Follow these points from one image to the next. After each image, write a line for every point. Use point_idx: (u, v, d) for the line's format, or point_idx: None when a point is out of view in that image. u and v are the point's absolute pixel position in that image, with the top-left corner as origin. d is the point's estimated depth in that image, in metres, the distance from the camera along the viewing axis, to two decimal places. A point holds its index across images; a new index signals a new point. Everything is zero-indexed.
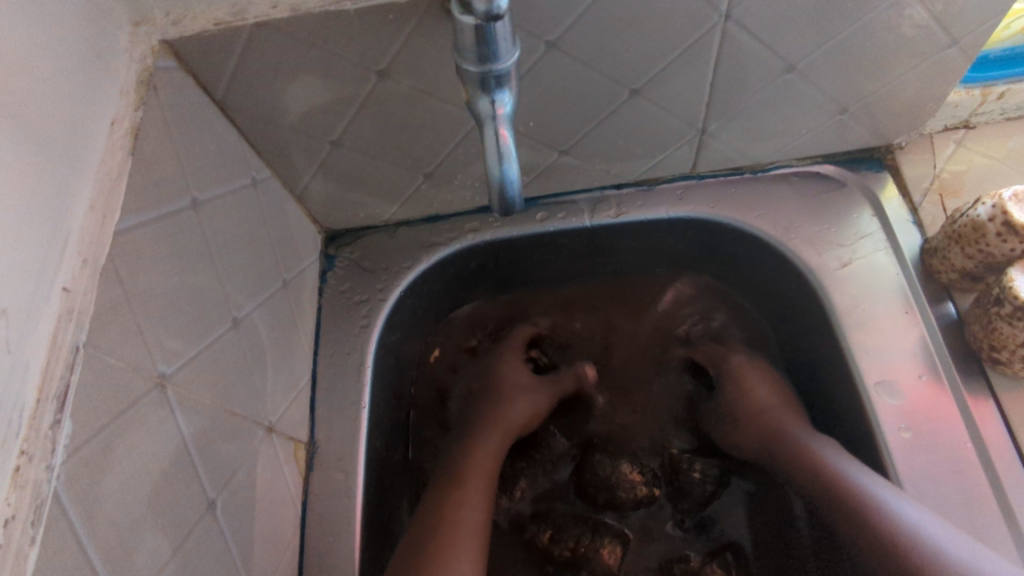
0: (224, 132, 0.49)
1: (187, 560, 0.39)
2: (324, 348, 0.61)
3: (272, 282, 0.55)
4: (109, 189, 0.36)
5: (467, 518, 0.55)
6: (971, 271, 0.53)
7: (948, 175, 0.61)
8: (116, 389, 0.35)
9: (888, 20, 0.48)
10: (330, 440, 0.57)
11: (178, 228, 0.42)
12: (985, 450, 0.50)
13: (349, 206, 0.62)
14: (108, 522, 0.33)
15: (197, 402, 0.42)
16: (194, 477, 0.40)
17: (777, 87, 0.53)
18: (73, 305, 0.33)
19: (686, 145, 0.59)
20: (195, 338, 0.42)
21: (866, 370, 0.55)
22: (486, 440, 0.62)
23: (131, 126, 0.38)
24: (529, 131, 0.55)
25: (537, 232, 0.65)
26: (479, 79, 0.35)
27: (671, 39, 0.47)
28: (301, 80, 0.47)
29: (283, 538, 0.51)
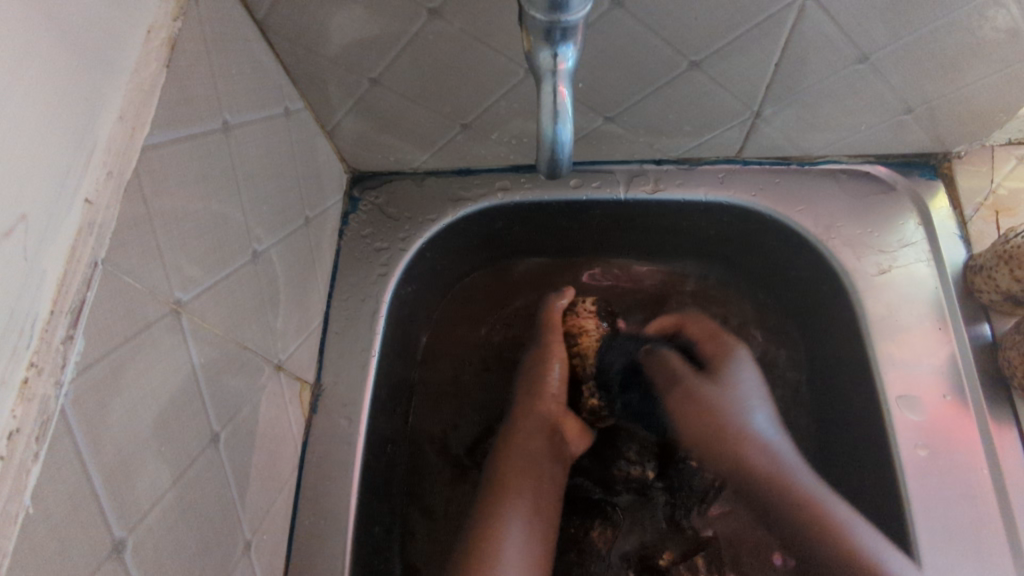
0: (261, 54, 0.46)
1: (186, 490, 0.38)
2: (338, 292, 0.60)
3: (295, 218, 0.53)
4: (141, 100, 0.34)
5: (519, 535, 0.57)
6: (1016, 295, 0.51)
7: (1004, 191, 0.59)
8: (132, 309, 0.34)
9: (974, 19, 0.45)
10: (337, 385, 0.56)
11: (206, 150, 0.40)
12: (1001, 477, 0.49)
13: (380, 148, 0.60)
14: (112, 445, 0.32)
15: (210, 331, 0.40)
16: (200, 408, 0.39)
17: (843, 77, 0.50)
18: (95, 218, 0.31)
19: (737, 127, 0.56)
20: (214, 267, 0.41)
21: (889, 381, 0.53)
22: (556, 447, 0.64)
23: (168, 35, 0.36)
24: (577, 93, 0.52)
25: (568, 198, 0.62)
26: (544, 30, 0.32)
27: (742, 12, 0.44)
28: (347, 9, 0.44)
29: (281, 475, 0.51)
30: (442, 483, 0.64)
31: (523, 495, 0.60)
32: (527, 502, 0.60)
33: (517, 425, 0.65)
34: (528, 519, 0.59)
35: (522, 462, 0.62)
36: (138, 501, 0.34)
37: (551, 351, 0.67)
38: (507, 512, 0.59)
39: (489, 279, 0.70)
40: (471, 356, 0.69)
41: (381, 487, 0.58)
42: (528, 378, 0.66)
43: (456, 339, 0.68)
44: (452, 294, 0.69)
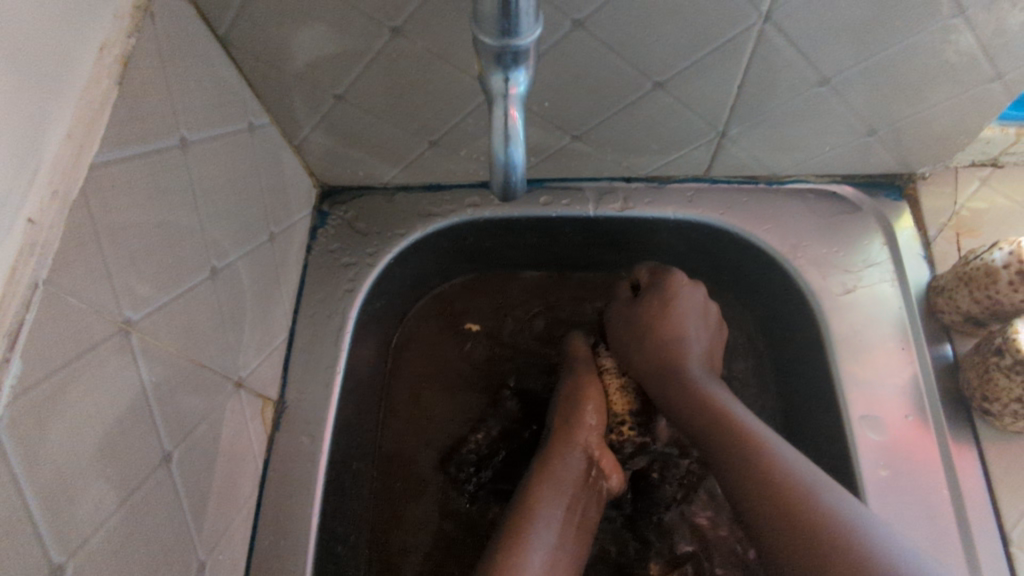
0: (224, 70, 0.46)
1: (132, 513, 0.37)
2: (305, 307, 0.59)
3: (259, 234, 0.53)
4: (91, 118, 0.34)
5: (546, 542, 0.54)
6: (975, 316, 0.52)
7: (967, 212, 0.60)
8: (75, 330, 0.33)
9: (929, 45, 0.46)
10: (300, 401, 0.56)
11: (162, 167, 0.40)
12: (960, 498, 0.50)
13: (348, 162, 0.60)
14: (51, 469, 0.31)
15: (164, 350, 0.40)
16: (150, 428, 0.39)
17: (806, 99, 0.51)
18: (37, 239, 0.31)
19: (704, 147, 0.57)
20: (169, 285, 0.41)
21: (852, 401, 0.54)
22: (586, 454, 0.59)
23: (121, 53, 0.36)
24: (544, 111, 0.52)
25: (538, 215, 0.62)
26: (494, 54, 0.32)
27: (704, 35, 0.45)
28: (309, 27, 0.44)
29: (240, 495, 0.50)
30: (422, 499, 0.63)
31: (557, 496, 0.56)
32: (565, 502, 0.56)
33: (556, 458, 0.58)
34: (561, 525, 0.55)
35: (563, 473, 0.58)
36: (79, 526, 0.33)
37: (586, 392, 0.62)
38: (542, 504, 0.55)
39: (458, 295, 0.70)
40: (444, 369, 0.68)
41: (345, 505, 0.57)
42: (561, 412, 0.62)
43: (427, 355, 0.68)
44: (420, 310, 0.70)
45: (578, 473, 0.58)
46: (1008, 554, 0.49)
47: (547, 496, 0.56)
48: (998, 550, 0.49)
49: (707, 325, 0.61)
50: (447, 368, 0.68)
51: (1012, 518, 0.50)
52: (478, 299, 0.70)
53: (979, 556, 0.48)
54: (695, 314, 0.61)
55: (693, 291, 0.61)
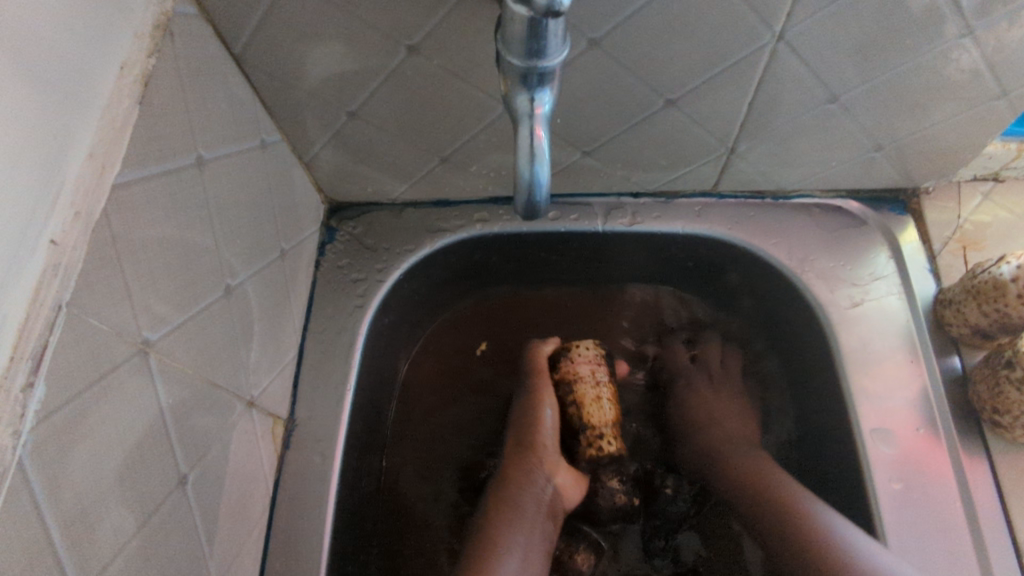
0: (238, 88, 0.46)
1: (150, 537, 0.37)
2: (314, 324, 0.59)
3: (269, 251, 0.52)
4: (112, 138, 0.34)
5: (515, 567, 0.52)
6: (983, 329, 0.53)
7: (970, 226, 0.60)
8: (97, 352, 0.33)
9: (936, 64, 0.46)
10: (310, 419, 0.55)
11: (179, 186, 0.40)
12: (973, 510, 0.50)
13: (358, 179, 0.59)
14: (73, 494, 0.31)
15: (180, 370, 0.40)
16: (166, 450, 0.38)
17: (815, 116, 0.51)
18: (60, 260, 0.30)
19: (713, 162, 0.57)
20: (185, 305, 0.40)
21: (863, 415, 0.54)
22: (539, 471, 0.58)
23: (142, 72, 0.36)
24: (556, 128, 0.53)
25: (547, 230, 0.63)
26: (520, 74, 0.32)
27: (716, 54, 0.45)
28: (325, 45, 0.44)
29: (251, 515, 0.49)
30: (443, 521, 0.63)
31: (517, 520, 0.55)
32: (525, 527, 0.55)
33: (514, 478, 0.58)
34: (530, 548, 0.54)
35: (517, 499, 0.56)
36: (99, 552, 0.33)
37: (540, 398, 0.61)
38: (504, 529, 0.54)
39: (472, 316, 0.70)
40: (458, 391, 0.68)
41: (356, 525, 0.57)
42: (512, 424, 0.61)
43: (442, 376, 0.68)
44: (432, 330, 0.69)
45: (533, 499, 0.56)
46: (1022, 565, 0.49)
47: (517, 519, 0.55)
48: (1013, 564, 0.49)
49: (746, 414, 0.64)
50: (461, 389, 0.68)
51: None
52: (483, 319, 0.70)
53: (994, 567, 0.48)
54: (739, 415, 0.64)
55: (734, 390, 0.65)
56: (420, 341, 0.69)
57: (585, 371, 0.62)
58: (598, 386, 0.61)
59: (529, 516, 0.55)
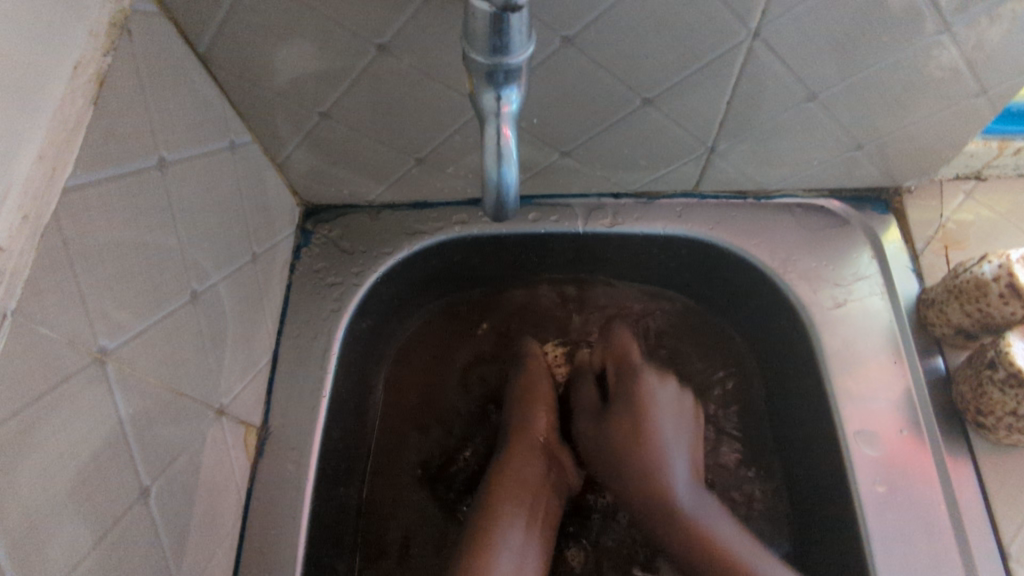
0: (203, 89, 0.45)
1: (108, 553, 0.35)
2: (288, 329, 0.58)
3: (240, 255, 0.51)
4: (64, 140, 0.33)
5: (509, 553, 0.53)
6: (966, 329, 0.52)
7: (953, 225, 0.60)
8: (47, 362, 0.31)
9: (915, 61, 0.46)
10: (284, 427, 0.54)
11: (140, 189, 0.38)
12: (958, 514, 0.49)
13: (333, 181, 0.58)
14: (21, 510, 0.29)
15: (141, 379, 0.38)
16: (126, 461, 0.37)
17: (795, 114, 0.51)
18: (6, 266, 0.29)
19: (692, 162, 0.56)
20: (147, 311, 0.39)
21: (846, 416, 0.53)
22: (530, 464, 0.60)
23: (96, 72, 0.35)
24: (532, 128, 0.52)
25: (526, 232, 0.62)
26: (486, 72, 0.31)
27: (693, 51, 0.44)
28: (292, 43, 0.43)
29: (222, 526, 0.48)
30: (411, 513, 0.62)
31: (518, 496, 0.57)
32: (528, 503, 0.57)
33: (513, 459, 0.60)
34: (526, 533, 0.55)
35: (524, 474, 0.59)
36: (51, 570, 0.31)
37: (541, 394, 0.64)
38: (506, 504, 0.56)
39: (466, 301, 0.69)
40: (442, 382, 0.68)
41: (332, 535, 0.55)
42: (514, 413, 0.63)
43: (424, 365, 0.68)
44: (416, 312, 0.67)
45: (538, 476, 0.59)
46: (1009, 569, 0.48)
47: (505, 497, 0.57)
48: (998, 568, 0.48)
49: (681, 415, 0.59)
50: (445, 384, 0.68)
51: (1010, 534, 0.49)
52: (467, 322, 0.69)
53: (979, 571, 0.48)
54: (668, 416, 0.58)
55: (655, 382, 0.60)
56: (405, 340, 0.68)
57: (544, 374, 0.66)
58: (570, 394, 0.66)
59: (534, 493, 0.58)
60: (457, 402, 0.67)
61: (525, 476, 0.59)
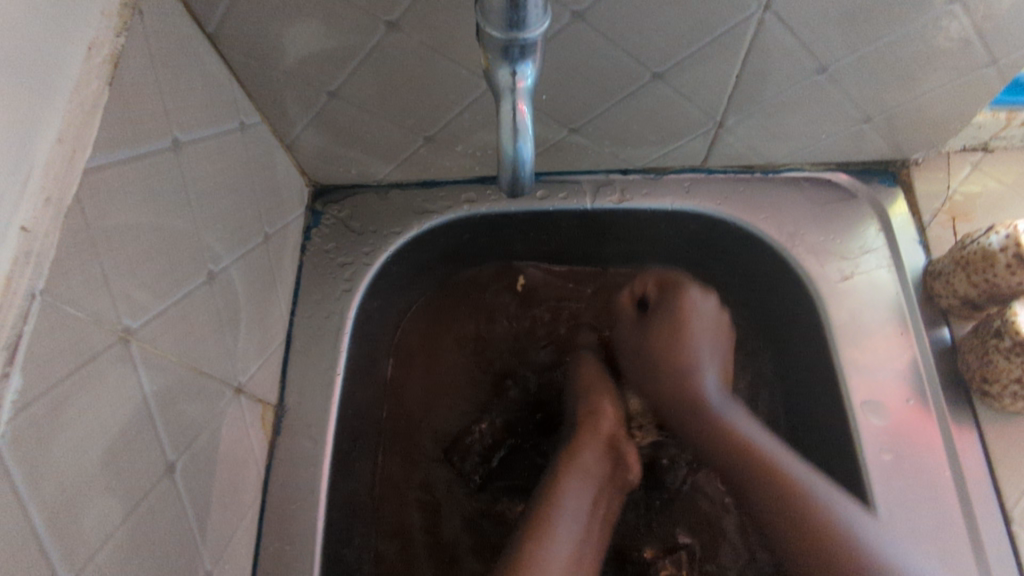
0: (213, 69, 0.45)
1: (138, 527, 0.36)
2: (301, 308, 0.58)
3: (253, 235, 0.51)
4: (82, 122, 0.33)
5: (567, 540, 0.53)
6: (972, 299, 0.53)
7: (960, 198, 0.60)
8: (75, 342, 0.32)
9: (924, 32, 0.46)
10: (301, 404, 0.55)
11: (157, 171, 0.39)
12: (963, 480, 0.50)
13: (342, 160, 0.58)
14: (57, 485, 0.30)
15: (164, 358, 0.39)
16: (152, 438, 0.38)
17: (805, 87, 0.51)
18: (32, 247, 0.29)
19: (701, 137, 0.56)
20: (167, 291, 0.40)
21: (853, 387, 0.54)
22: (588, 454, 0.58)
23: (111, 52, 0.35)
24: (542, 104, 0.52)
25: (535, 209, 0.62)
26: (501, 48, 0.32)
27: (702, 25, 0.44)
28: (302, 22, 0.43)
29: (243, 501, 0.49)
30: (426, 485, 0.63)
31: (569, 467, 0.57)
32: (585, 480, 0.56)
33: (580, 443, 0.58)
34: (585, 520, 0.55)
35: (583, 458, 0.57)
36: (87, 543, 0.32)
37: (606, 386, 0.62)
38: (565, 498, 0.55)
39: (472, 284, 0.69)
40: (460, 366, 0.68)
41: (349, 509, 0.57)
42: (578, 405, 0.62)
43: (444, 347, 0.68)
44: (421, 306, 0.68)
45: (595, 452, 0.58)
46: (1011, 534, 0.49)
47: (570, 490, 0.55)
48: (1001, 531, 0.49)
49: (715, 337, 0.62)
50: (458, 353, 0.68)
51: (1012, 499, 0.51)
52: (481, 290, 0.69)
53: (982, 535, 0.49)
54: (705, 338, 0.61)
55: (698, 296, 0.62)
56: (417, 312, 0.69)
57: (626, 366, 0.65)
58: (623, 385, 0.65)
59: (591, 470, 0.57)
60: (474, 383, 0.68)
61: (590, 464, 0.57)
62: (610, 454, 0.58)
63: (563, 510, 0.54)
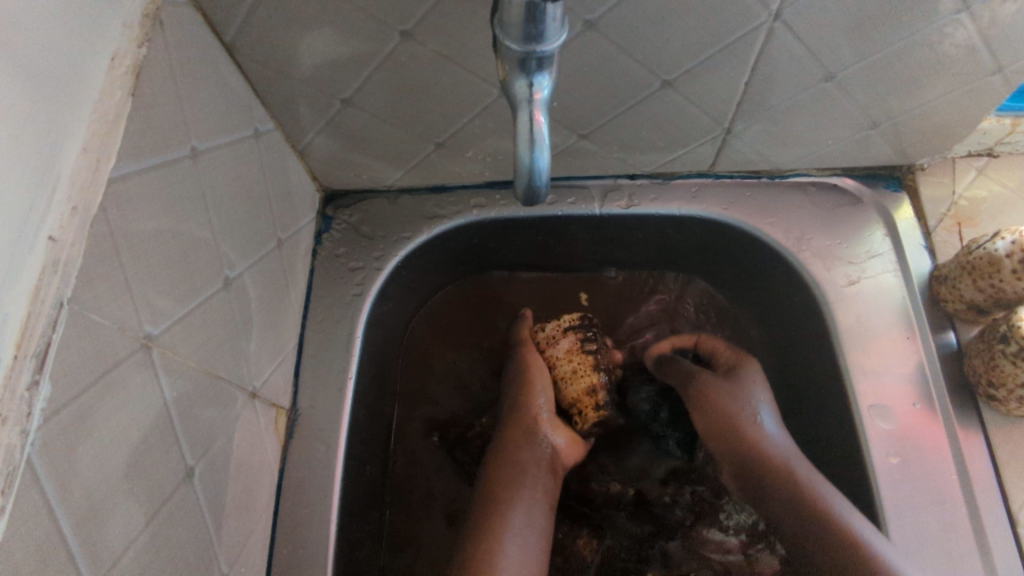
0: (230, 78, 0.45)
1: (159, 531, 0.37)
2: (312, 313, 0.59)
3: (266, 241, 0.52)
4: (105, 133, 0.33)
5: (517, 541, 0.55)
6: (978, 304, 0.53)
7: (965, 203, 0.61)
8: (100, 349, 0.32)
9: (931, 40, 0.46)
10: (313, 408, 0.55)
11: (176, 180, 0.39)
12: (969, 482, 0.51)
13: (353, 166, 0.59)
14: (84, 491, 0.31)
15: (183, 364, 0.40)
16: (172, 443, 0.38)
17: (813, 95, 0.51)
18: (60, 256, 0.30)
19: (709, 143, 0.57)
20: (186, 299, 0.40)
21: (860, 391, 0.55)
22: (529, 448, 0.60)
23: (133, 64, 0.35)
24: (552, 112, 0.52)
25: (543, 214, 0.62)
26: (518, 59, 0.32)
27: (713, 34, 0.45)
28: (317, 32, 0.44)
29: (258, 504, 0.50)
30: (435, 483, 0.64)
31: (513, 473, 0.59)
32: (528, 481, 0.59)
33: (515, 442, 0.61)
34: (529, 517, 0.56)
35: (518, 451, 0.61)
36: (111, 547, 0.33)
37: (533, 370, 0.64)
38: (505, 496, 0.57)
39: (481, 300, 0.70)
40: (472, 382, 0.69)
41: (361, 512, 0.57)
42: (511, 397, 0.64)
43: (455, 354, 0.69)
44: (439, 316, 0.69)
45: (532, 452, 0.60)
46: (1016, 536, 0.50)
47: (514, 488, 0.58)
48: (1006, 535, 0.50)
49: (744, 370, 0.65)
50: (465, 356, 0.69)
51: (1017, 502, 0.51)
52: (482, 298, 0.70)
53: (988, 539, 0.49)
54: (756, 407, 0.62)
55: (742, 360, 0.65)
56: (428, 314, 0.69)
57: (562, 348, 0.64)
58: (572, 360, 0.63)
59: (530, 472, 0.59)
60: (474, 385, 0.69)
61: (523, 459, 0.60)
62: (536, 438, 0.61)
63: (508, 513, 0.56)
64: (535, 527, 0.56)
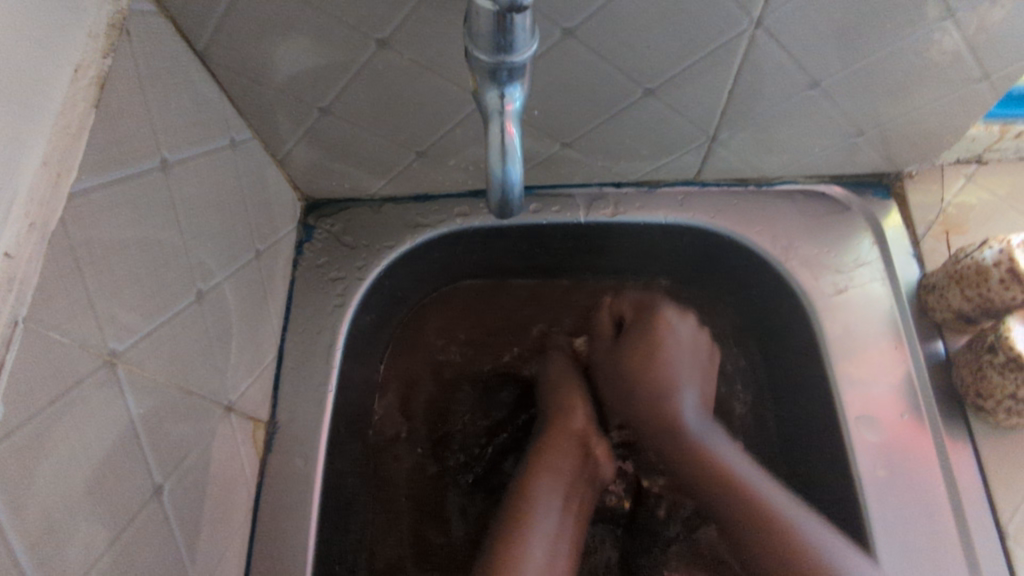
0: (203, 88, 0.45)
1: (125, 552, 0.36)
2: (293, 324, 0.58)
3: (243, 252, 0.51)
4: (66, 144, 0.32)
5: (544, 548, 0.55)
6: (967, 313, 0.52)
7: (953, 210, 0.60)
8: (60, 369, 0.32)
9: (915, 47, 0.46)
10: (292, 420, 0.55)
11: (144, 192, 0.39)
12: (957, 494, 0.50)
13: (334, 175, 0.58)
14: (40, 514, 0.30)
15: (151, 381, 0.39)
16: (140, 462, 0.37)
17: (797, 103, 0.50)
18: (15, 274, 0.29)
19: (694, 151, 0.56)
20: (155, 313, 0.39)
21: (848, 402, 0.54)
22: (564, 458, 0.59)
23: (97, 75, 0.34)
24: (533, 120, 0.52)
25: (527, 223, 0.62)
26: (488, 70, 0.31)
27: (694, 42, 0.44)
28: (292, 40, 0.43)
29: (234, 519, 0.49)
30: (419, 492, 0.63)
31: (551, 499, 0.57)
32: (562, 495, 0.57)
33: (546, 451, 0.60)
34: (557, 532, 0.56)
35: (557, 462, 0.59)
36: (70, 571, 0.32)
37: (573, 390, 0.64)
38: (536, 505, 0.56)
39: (478, 306, 0.69)
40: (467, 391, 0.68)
41: (341, 526, 0.56)
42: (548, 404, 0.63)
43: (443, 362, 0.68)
44: (431, 322, 0.69)
45: (573, 462, 0.59)
46: (1005, 549, 0.49)
47: (545, 497, 0.57)
48: (995, 548, 0.49)
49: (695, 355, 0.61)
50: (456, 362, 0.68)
51: (1006, 513, 0.51)
52: (480, 304, 0.69)
53: (976, 551, 0.49)
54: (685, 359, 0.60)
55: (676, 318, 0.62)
56: (419, 320, 0.68)
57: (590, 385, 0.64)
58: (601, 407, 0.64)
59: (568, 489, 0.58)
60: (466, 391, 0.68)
61: (558, 468, 0.59)
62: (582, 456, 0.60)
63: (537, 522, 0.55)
64: (563, 540, 0.56)
